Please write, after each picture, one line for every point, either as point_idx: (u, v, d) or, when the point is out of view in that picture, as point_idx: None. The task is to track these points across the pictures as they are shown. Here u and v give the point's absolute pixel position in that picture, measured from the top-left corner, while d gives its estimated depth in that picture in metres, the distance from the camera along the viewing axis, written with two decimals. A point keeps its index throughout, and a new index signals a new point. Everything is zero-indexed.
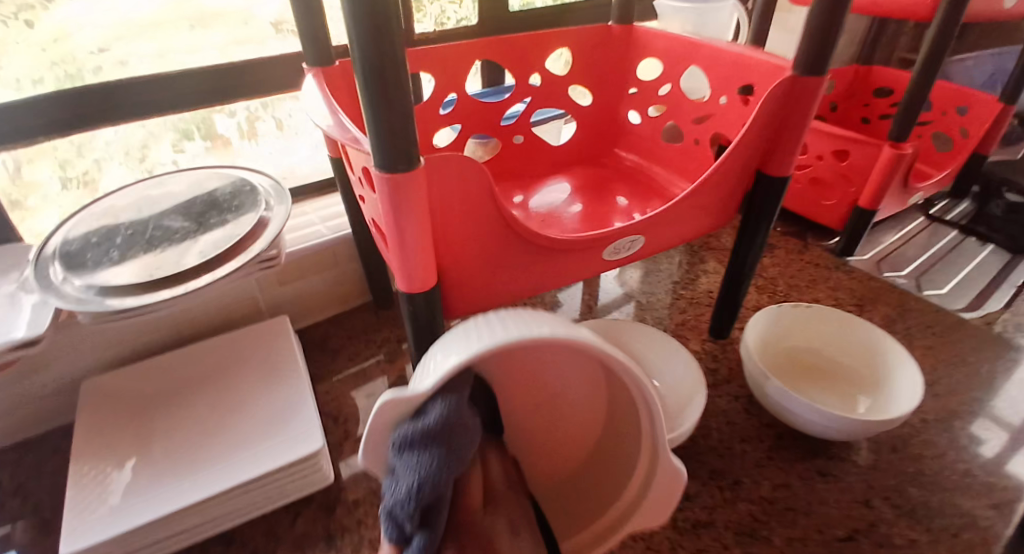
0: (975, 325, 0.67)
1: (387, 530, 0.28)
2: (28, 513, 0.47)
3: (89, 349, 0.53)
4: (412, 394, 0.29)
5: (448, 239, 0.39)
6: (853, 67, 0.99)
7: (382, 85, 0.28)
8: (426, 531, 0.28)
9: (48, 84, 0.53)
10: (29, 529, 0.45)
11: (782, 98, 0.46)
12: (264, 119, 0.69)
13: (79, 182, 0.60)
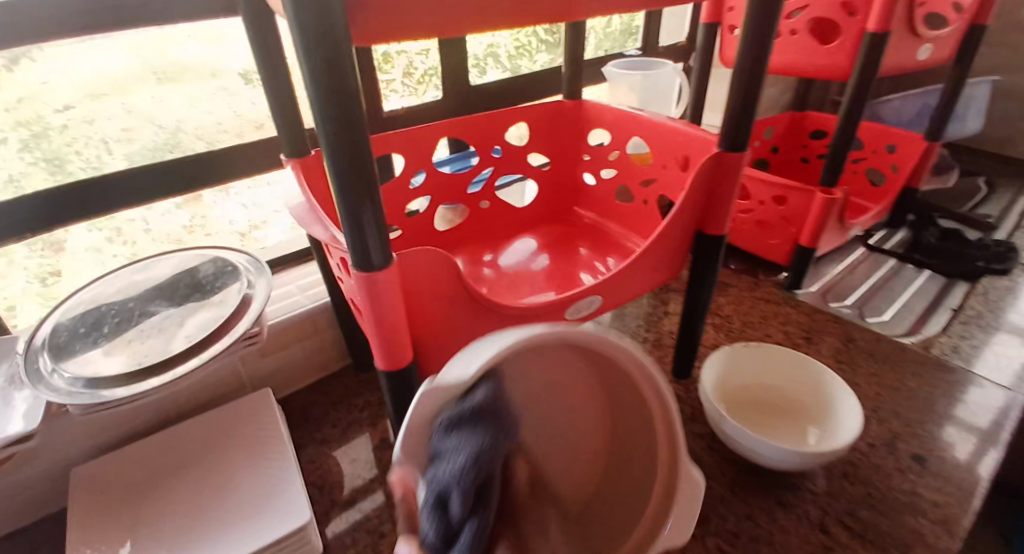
0: (914, 349, 0.73)
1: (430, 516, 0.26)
2: None
3: (79, 436, 0.55)
4: (457, 378, 0.30)
5: (420, 315, 0.43)
6: (789, 115, 1.10)
7: (351, 184, 0.33)
8: (477, 514, 0.26)
9: (7, 142, 0.56)
10: None
11: (713, 168, 0.52)
12: (239, 193, 0.73)
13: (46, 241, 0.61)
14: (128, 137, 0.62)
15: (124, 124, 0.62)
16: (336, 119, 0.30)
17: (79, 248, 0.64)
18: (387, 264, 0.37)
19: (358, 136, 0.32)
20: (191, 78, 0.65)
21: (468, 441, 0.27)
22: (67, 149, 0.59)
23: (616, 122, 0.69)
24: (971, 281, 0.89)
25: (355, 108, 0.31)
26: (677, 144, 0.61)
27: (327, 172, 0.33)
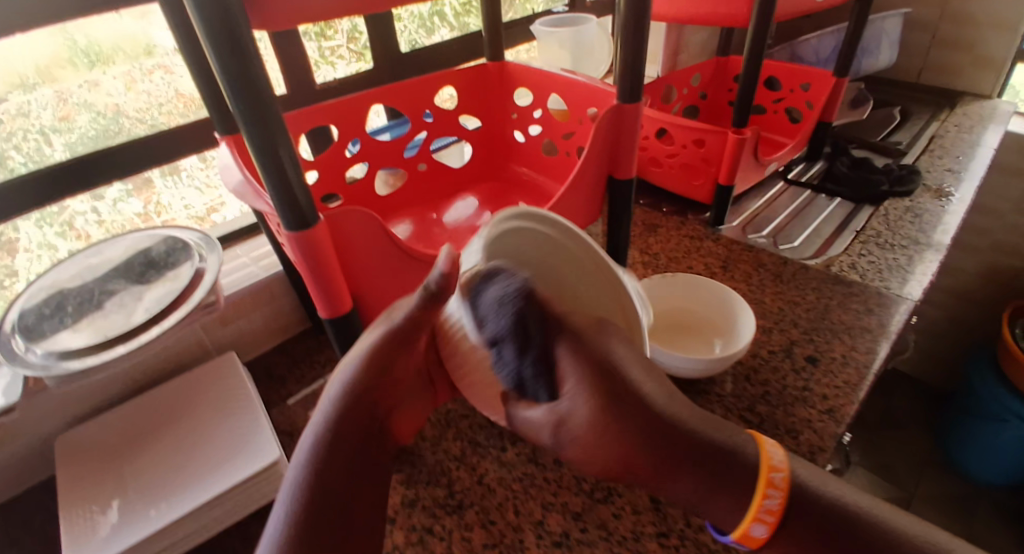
0: (817, 269, 0.82)
1: (510, 361, 0.41)
2: None
3: (56, 412, 0.60)
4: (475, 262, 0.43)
5: (355, 267, 0.48)
6: (713, 61, 1.16)
7: (268, 154, 0.38)
8: (529, 349, 0.40)
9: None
10: None
11: (613, 116, 0.58)
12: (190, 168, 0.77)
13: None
14: (66, 126, 0.66)
15: (60, 112, 0.66)
16: (245, 93, 0.35)
17: (33, 246, 0.69)
18: (315, 225, 0.42)
19: (268, 106, 0.36)
20: (121, 58, 0.68)
21: (503, 303, 0.40)
22: (4, 144, 0.63)
23: (536, 82, 0.74)
24: (876, 204, 0.98)
25: (262, 84, 0.36)
26: (589, 98, 0.67)
27: (247, 142, 0.38)
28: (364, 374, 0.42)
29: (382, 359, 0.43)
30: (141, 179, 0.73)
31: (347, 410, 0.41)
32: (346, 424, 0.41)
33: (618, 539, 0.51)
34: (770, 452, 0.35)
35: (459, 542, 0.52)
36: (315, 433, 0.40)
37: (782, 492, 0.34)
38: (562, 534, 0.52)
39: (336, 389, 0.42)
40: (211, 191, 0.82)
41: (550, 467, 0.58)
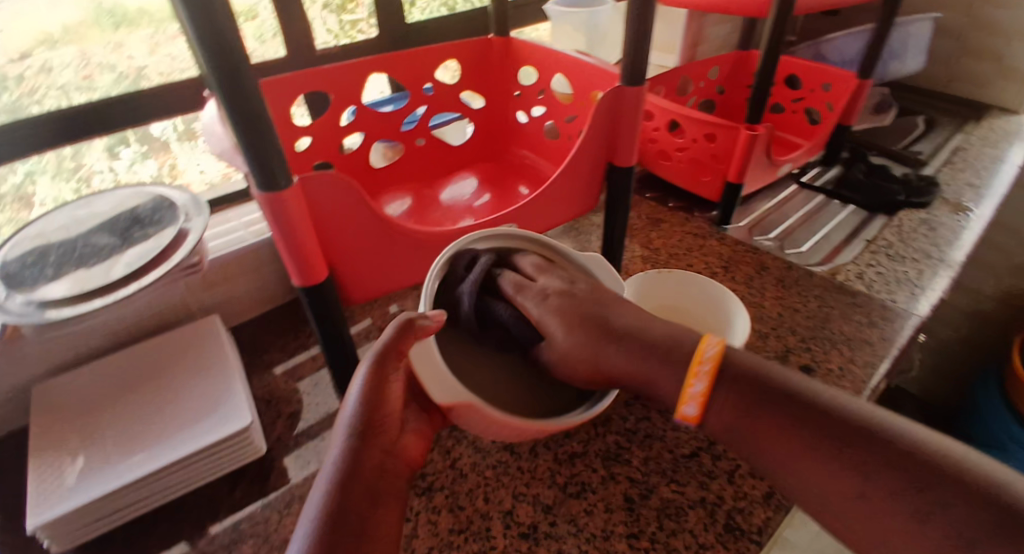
0: (820, 277, 0.80)
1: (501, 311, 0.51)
2: None
3: (32, 362, 0.59)
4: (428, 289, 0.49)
5: (331, 239, 0.47)
6: (733, 55, 1.12)
7: (245, 118, 0.36)
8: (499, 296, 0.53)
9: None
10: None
11: (614, 99, 0.56)
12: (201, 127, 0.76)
13: (16, 198, 0.65)
14: (89, 85, 0.65)
15: (84, 71, 0.64)
16: (217, 54, 0.33)
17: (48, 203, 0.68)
18: (289, 190, 0.41)
19: (244, 76, 0.34)
20: (147, 21, 0.68)
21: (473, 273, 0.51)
22: (27, 100, 0.61)
23: (541, 60, 0.72)
24: (889, 214, 0.94)
25: (237, 50, 0.33)
26: (592, 80, 0.65)
27: (222, 110, 0.36)
28: (361, 414, 0.40)
29: (377, 394, 0.41)
30: (158, 142, 0.74)
31: (355, 453, 0.38)
32: (357, 468, 0.38)
33: (587, 536, 0.49)
34: (704, 345, 0.45)
35: (424, 525, 0.51)
36: (326, 486, 0.37)
37: (710, 370, 0.44)
38: (530, 525, 0.50)
39: (340, 435, 0.39)
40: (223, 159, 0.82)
41: (525, 457, 0.56)
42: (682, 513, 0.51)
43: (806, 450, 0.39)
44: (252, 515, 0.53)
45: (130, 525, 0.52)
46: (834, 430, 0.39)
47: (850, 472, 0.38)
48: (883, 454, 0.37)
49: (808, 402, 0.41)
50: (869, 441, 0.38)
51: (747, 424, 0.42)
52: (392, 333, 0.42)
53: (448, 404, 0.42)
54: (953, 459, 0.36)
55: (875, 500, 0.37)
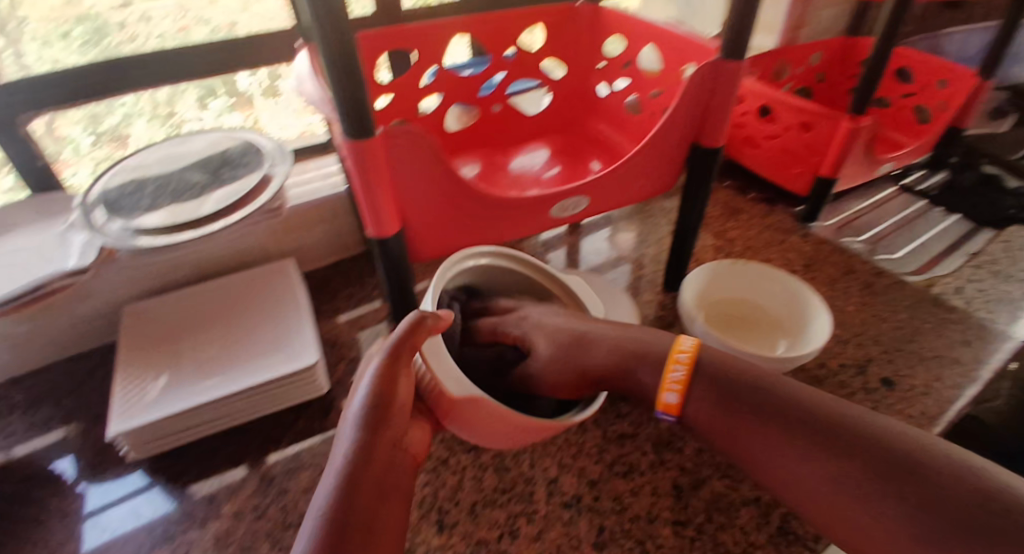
0: (913, 287, 0.74)
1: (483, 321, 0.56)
2: (84, 413, 0.60)
3: (124, 283, 0.64)
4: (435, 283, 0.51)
5: (409, 193, 0.47)
6: (839, 39, 1.05)
7: (341, 69, 0.36)
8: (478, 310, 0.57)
9: (73, 36, 0.62)
10: (81, 427, 0.58)
11: (708, 74, 0.53)
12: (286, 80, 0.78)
13: (110, 136, 0.70)
14: (184, 36, 0.67)
15: (180, 23, 0.67)
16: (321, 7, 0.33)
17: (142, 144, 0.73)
18: (372, 139, 0.41)
19: (344, 27, 0.35)
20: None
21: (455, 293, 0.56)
22: (127, 44, 0.65)
23: (630, 30, 0.69)
24: (998, 229, 0.86)
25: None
26: (684, 52, 0.61)
27: (320, 59, 0.36)
28: (371, 408, 0.37)
29: (389, 389, 0.39)
30: (243, 96, 0.76)
31: (366, 446, 0.36)
32: (367, 462, 0.35)
33: (631, 515, 0.49)
34: (681, 341, 0.44)
35: (470, 480, 0.52)
36: (333, 483, 0.34)
37: (686, 367, 0.42)
38: (573, 497, 0.50)
39: (347, 430, 0.37)
40: (304, 117, 0.82)
41: (575, 430, 0.56)
42: (733, 509, 0.50)
43: (777, 448, 0.36)
44: (310, 448, 0.55)
45: (201, 442, 0.56)
46: (798, 425, 0.36)
47: (809, 465, 0.35)
48: (852, 447, 0.34)
49: (778, 401, 0.38)
50: (840, 436, 0.35)
51: (719, 420, 0.39)
52: (406, 323, 0.42)
53: (460, 398, 0.42)
54: (938, 455, 0.32)
55: (845, 493, 0.33)
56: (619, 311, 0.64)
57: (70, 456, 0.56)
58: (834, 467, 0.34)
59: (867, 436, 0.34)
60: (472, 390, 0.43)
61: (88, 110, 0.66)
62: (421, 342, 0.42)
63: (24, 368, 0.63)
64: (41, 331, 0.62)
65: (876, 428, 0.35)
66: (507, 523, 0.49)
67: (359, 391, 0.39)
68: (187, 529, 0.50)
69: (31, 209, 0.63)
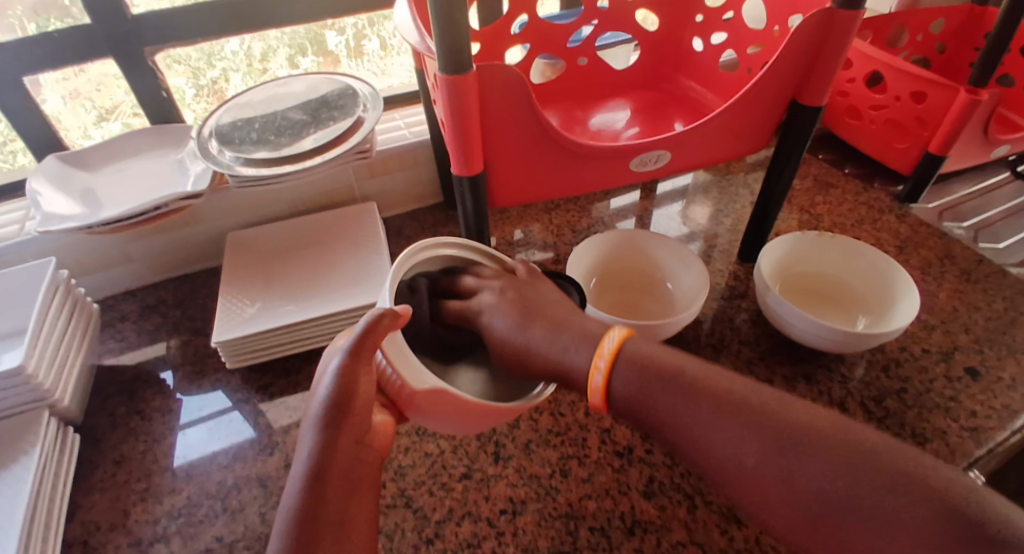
0: (1017, 277, 0.68)
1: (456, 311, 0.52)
2: (185, 328, 0.66)
3: (227, 212, 0.70)
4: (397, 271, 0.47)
5: (496, 134, 0.49)
6: (968, 6, 0.94)
7: (445, 2, 0.38)
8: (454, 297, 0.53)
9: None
10: (181, 341, 0.65)
11: (820, 25, 0.50)
12: (370, 38, 0.81)
13: (209, 90, 0.77)
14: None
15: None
16: None
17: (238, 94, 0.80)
18: (468, 75, 0.43)
19: None
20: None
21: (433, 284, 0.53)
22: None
23: None
24: None
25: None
26: (794, 3, 0.59)
27: None
28: (332, 409, 0.37)
29: (348, 390, 0.37)
30: (330, 56, 0.81)
31: (325, 449, 0.36)
32: (329, 463, 0.36)
33: (682, 470, 0.50)
34: (605, 340, 0.43)
35: (527, 421, 0.54)
36: (299, 480, 0.35)
37: (608, 362, 0.41)
38: (625, 446, 0.52)
39: (309, 429, 0.37)
40: (385, 78, 0.86)
41: None
42: None
43: (692, 426, 0.36)
44: None
45: (288, 358, 0.62)
46: (712, 404, 0.36)
47: (730, 440, 0.35)
48: (761, 425, 0.34)
49: (698, 382, 0.38)
50: (755, 413, 0.35)
51: (645, 400, 0.39)
52: (370, 319, 0.38)
53: (424, 391, 0.39)
54: (834, 429, 0.33)
55: (755, 470, 0.33)
56: (683, 277, 0.64)
57: (170, 370, 0.62)
58: (753, 442, 0.34)
59: (776, 411, 0.35)
60: (437, 380, 0.39)
61: (191, 63, 0.72)
62: (382, 341, 0.39)
63: (137, 281, 0.71)
64: (154, 249, 0.69)
65: (786, 407, 0.35)
66: (559, 462, 0.51)
67: (323, 381, 0.38)
68: (275, 432, 0.55)
69: (149, 136, 0.70)
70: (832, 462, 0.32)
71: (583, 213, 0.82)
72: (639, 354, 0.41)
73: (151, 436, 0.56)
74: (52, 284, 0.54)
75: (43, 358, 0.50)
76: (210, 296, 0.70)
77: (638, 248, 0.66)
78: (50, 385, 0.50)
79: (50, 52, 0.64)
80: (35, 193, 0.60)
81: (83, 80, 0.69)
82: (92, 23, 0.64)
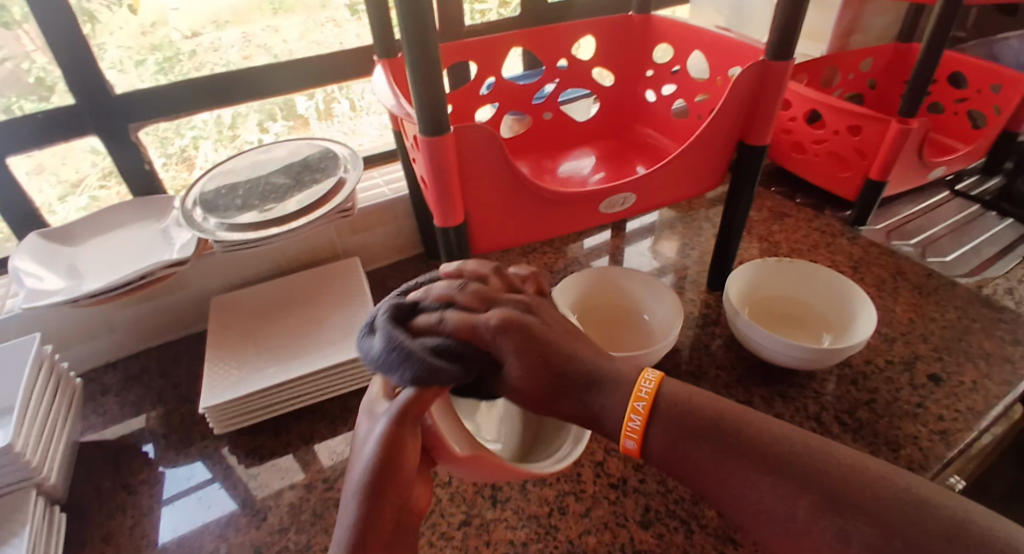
0: (965, 288, 0.74)
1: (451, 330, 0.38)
2: (169, 396, 0.66)
3: (211, 277, 0.71)
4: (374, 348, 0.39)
5: (473, 187, 0.52)
6: (892, 47, 1.05)
7: (422, 72, 0.43)
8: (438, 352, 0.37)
9: (146, 64, 0.69)
10: (165, 409, 0.64)
11: (757, 76, 0.56)
12: (340, 101, 0.85)
13: (179, 158, 0.77)
14: (249, 64, 0.74)
15: (245, 52, 0.74)
16: (408, 13, 0.40)
17: (207, 163, 0.81)
18: (446, 135, 0.46)
19: (427, 34, 0.41)
20: (301, 8, 0.75)
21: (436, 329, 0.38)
22: (195, 72, 0.72)
23: (679, 38, 0.74)
24: None
25: (425, 9, 0.40)
26: (733, 56, 0.66)
27: (405, 62, 0.42)
28: (377, 476, 0.35)
29: (397, 455, 0.36)
30: (300, 119, 0.84)
31: (366, 521, 0.34)
32: (369, 534, 0.34)
33: (675, 497, 0.51)
34: (641, 381, 0.38)
35: None
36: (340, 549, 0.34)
37: (648, 398, 0.37)
38: (619, 478, 0.53)
39: (350, 495, 0.35)
40: (355, 138, 0.90)
41: None
42: None
43: (734, 477, 0.34)
44: None
45: (278, 417, 0.62)
46: (761, 461, 0.33)
47: (774, 496, 0.32)
48: (810, 479, 0.32)
49: (748, 438, 0.34)
50: (804, 475, 0.32)
51: (688, 460, 0.35)
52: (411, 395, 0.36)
53: (467, 454, 0.38)
54: (862, 470, 0.31)
55: (802, 527, 0.31)
56: (658, 306, 0.67)
57: (155, 438, 0.61)
58: (800, 498, 0.31)
59: (831, 472, 0.32)
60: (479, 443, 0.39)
61: (158, 134, 0.74)
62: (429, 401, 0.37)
63: (120, 351, 0.71)
64: (139, 318, 0.70)
65: (826, 449, 0.33)
66: (557, 500, 0.51)
67: (366, 446, 0.36)
68: (268, 495, 0.55)
69: (131, 209, 0.71)
70: (887, 522, 0.29)
71: (558, 254, 0.86)
72: (694, 408, 0.36)
73: (140, 510, 0.54)
74: (37, 360, 0.54)
75: (30, 437, 0.49)
76: (194, 361, 0.70)
77: (613, 284, 0.69)
78: (39, 461, 0.50)
79: (34, 133, 0.66)
80: (17, 269, 0.60)
81: (49, 155, 0.69)
82: (77, 105, 0.67)
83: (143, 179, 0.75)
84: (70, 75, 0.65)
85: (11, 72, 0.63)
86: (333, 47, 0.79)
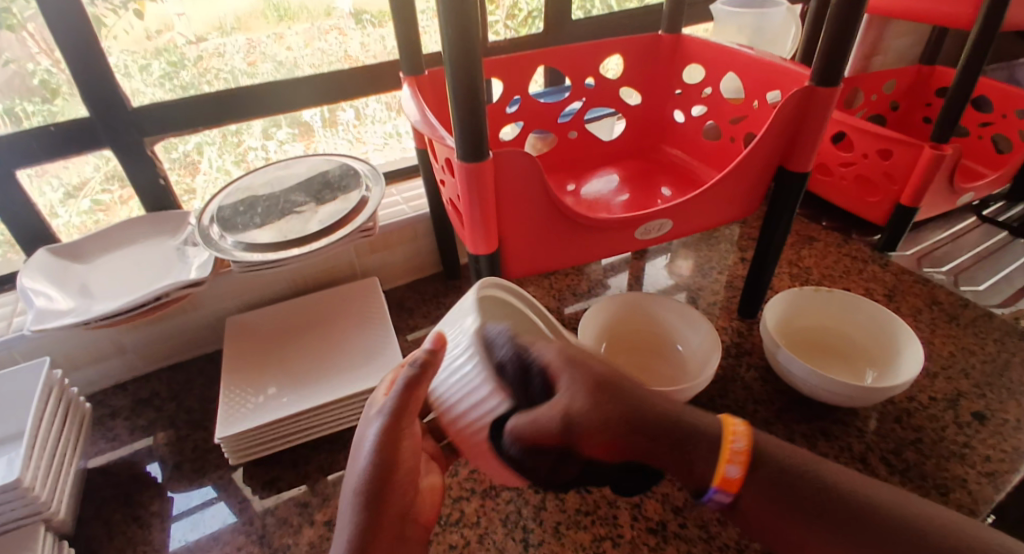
0: (1002, 319, 0.72)
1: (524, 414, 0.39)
2: (178, 422, 0.63)
3: (225, 297, 0.69)
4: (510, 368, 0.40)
5: (510, 213, 0.50)
6: (915, 68, 1.03)
7: (465, 93, 0.40)
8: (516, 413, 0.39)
9: (150, 70, 0.67)
10: (176, 435, 0.62)
11: (803, 102, 0.54)
12: (345, 111, 0.82)
13: (181, 164, 0.74)
14: (253, 71, 0.72)
15: (249, 59, 0.71)
16: (455, 33, 0.37)
17: (212, 169, 0.77)
18: (486, 161, 0.44)
19: (473, 55, 0.39)
20: (305, 16, 0.72)
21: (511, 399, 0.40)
22: (201, 79, 0.70)
23: (711, 60, 0.72)
24: None
25: (473, 28, 0.38)
26: (771, 80, 0.64)
27: (449, 84, 0.41)
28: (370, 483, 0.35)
29: (391, 454, 0.36)
30: (305, 126, 0.80)
31: (370, 518, 0.34)
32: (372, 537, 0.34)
33: (719, 543, 0.49)
34: (729, 436, 0.35)
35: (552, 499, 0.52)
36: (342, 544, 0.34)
37: (747, 441, 0.35)
38: (658, 522, 0.50)
39: (348, 500, 0.35)
40: (359, 147, 0.87)
41: None
42: None
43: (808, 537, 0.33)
44: None
45: (296, 447, 0.59)
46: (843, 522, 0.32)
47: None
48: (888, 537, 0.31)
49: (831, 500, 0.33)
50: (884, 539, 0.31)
51: (770, 522, 0.34)
52: (410, 374, 0.37)
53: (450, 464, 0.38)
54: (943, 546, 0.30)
55: None
56: (692, 337, 0.64)
57: (166, 466, 0.58)
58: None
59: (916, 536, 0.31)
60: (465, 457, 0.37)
61: (165, 141, 0.71)
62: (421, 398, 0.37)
63: (130, 373, 0.68)
64: (149, 338, 0.67)
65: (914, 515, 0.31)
66: (592, 545, 0.49)
67: (361, 450, 0.36)
68: (285, 535, 0.52)
69: (142, 223, 0.69)
70: None
71: (580, 275, 0.84)
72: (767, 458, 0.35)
73: (152, 544, 0.51)
74: (46, 386, 0.51)
75: (39, 469, 0.47)
76: (206, 384, 0.68)
77: (637, 309, 0.67)
78: (46, 497, 0.47)
79: (46, 145, 0.64)
80: (27, 288, 0.57)
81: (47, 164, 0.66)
82: (90, 115, 0.65)
83: (154, 192, 0.72)
84: (79, 83, 0.62)
85: (13, 75, 0.61)
86: (338, 60, 0.77)
